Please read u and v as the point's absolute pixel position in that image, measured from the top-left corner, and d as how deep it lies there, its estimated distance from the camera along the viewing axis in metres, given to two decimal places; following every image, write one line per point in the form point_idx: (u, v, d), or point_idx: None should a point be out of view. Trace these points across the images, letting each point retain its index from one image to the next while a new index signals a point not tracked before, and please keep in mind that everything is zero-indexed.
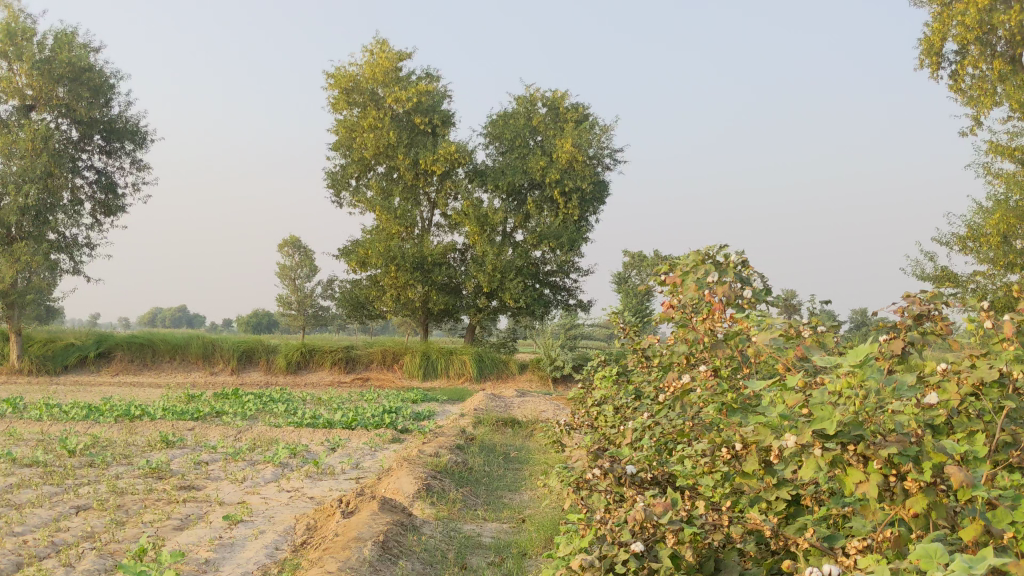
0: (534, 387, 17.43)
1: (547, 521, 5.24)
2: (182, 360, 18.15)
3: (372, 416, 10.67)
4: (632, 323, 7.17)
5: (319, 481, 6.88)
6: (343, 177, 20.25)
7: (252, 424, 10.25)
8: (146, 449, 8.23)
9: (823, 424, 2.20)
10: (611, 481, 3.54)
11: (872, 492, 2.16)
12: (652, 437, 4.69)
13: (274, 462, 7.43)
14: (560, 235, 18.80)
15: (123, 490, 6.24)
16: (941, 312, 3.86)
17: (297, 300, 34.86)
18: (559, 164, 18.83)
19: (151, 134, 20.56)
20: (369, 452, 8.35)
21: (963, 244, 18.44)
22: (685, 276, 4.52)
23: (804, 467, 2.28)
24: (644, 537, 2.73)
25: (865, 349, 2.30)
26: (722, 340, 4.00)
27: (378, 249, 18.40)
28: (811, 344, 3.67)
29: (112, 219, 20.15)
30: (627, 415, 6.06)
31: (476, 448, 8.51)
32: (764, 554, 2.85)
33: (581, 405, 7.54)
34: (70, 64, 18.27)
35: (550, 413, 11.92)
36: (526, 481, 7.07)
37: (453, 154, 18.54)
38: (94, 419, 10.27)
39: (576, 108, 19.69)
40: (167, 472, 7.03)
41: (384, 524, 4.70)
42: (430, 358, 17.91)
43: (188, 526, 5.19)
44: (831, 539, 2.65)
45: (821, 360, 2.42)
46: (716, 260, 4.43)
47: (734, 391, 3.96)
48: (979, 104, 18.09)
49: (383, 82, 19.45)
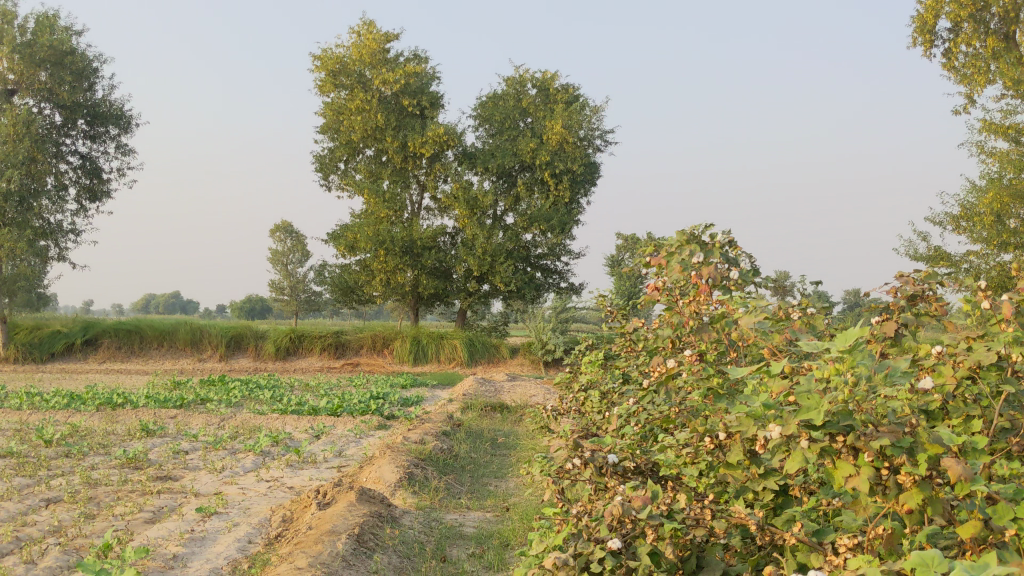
0: (525, 371, 17.36)
1: (530, 510, 5.09)
2: (171, 346, 17.96)
3: (359, 401, 10.51)
4: (619, 306, 7.02)
5: (300, 469, 6.72)
6: (331, 160, 20.04)
7: (237, 412, 10.08)
8: (125, 438, 8.06)
9: (809, 414, 2.02)
10: (593, 471, 3.37)
11: (862, 487, 2.00)
12: (636, 424, 4.52)
13: (254, 451, 7.26)
14: (550, 218, 18.62)
15: (96, 482, 6.07)
16: (935, 292, 3.70)
17: (289, 286, 34.71)
18: (549, 146, 18.62)
19: (136, 118, 20.32)
20: (353, 440, 8.20)
21: (957, 223, 18.33)
22: (671, 258, 4.35)
23: (789, 460, 2.11)
24: (622, 534, 2.55)
25: (854, 333, 2.11)
26: (707, 324, 3.83)
27: (366, 233, 18.21)
28: (800, 327, 3.50)
29: (97, 204, 19.94)
30: (613, 400, 5.91)
31: (462, 434, 8.35)
32: (750, 550, 2.67)
33: (568, 390, 7.38)
34: (52, 48, 18.02)
35: (539, 397, 11.77)
36: (512, 468, 6.92)
37: (442, 137, 18.32)
38: (74, 407, 10.09)
39: (566, 88, 19.50)
40: (144, 462, 6.86)
41: (359, 516, 4.53)
42: (420, 343, 17.73)
43: (159, 518, 5.03)
44: (820, 534, 2.49)
45: (808, 344, 2.23)
46: (702, 240, 4.24)
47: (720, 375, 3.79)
48: (973, 82, 17.93)
49: (370, 63, 19.22)
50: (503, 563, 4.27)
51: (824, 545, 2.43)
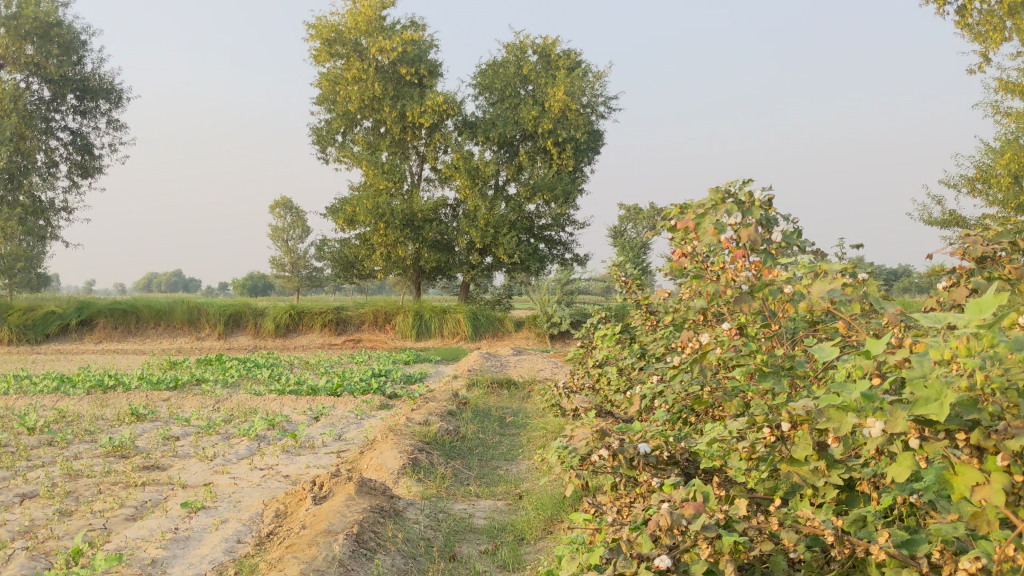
0: (530, 344, 16.97)
1: (546, 499, 4.67)
2: (168, 326, 17.52)
3: (358, 380, 10.06)
4: (635, 276, 6.51)
5: (297, 456, 6.29)
6: (329, 132, 19.55)
7: (233, 392, 9.65)
8: (114, 423, 7.63)
9: (929, 408, 1.56)
10: (622, 463, 3.04)
11: (995, 499, 1.56)
12: (664, 405, 4.12)
13: (249, 436, 6.84)
14: (554, 187, 18.13)
15: (78, 474, 5.65)
16: (1009, 253, 3.25)
17: (290, 262, 34.26)
18: (552, 114, 18.08)
19: (126, 93, 19.81)
20: (354, 422, 7.77)
21: (971, 186, 17.86)
22: (699, 219, 3.83)
23: (894, 464, 1.69)
24: (670, 549, 2.15)
25: (989, 302, 1.65)
26: (748, 294, 3.44)
27: (365, 206, 17.71)
28: (859, 296, 3.04)
29: (89, 180, 19.47)
30: (633, 377, 5.51)
31: (469, 413, 7.91)
32: (821, 562, 2.25)
33: (582, 365, 6.94)
34: (37, 20, 17.49)
35: (547, 372, 11.39)
36: (523, 450, 6.50)
37: (442, 106, 17.78)
38: (63, 391, 9.67)
39: (568, 54, 18.88)
40: (131, 451, 6.44)
41: (358, 512, 4.09)
42: (423, 318, 17.29)
43: (141, 516, 4.60)
44: (911, 545, 2.08)
45: (916, 319, 1.77)
46: (737, 199, 3.72)
47: (763, 350, 3.38)
48: (988, 40, 17.40)
49: (366, 31, 18.65)
50: (518, 561, 3.85)
51: (918, 560, 2.01)
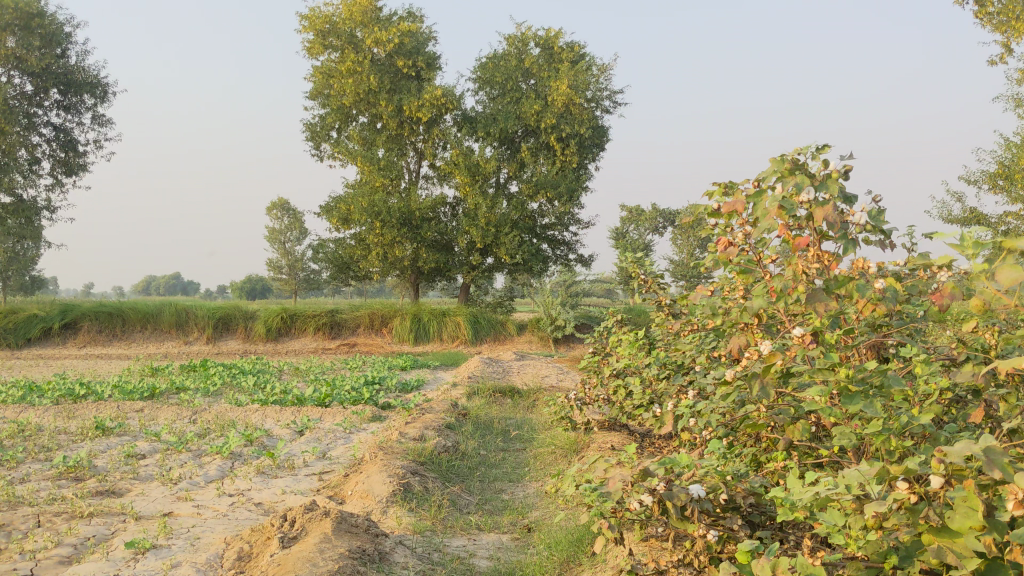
0: (533, 348, 16.17)
1: (561, 537, 3.95)
2: (155, 330, 16.73)
3: (350, 389, 9.28)
4: (655, 273, 5.38)
5: (272, 479, 5.54)
6: (323, 127, 18.80)
7: (212, 402, 8.89)
8: (76, 439, 6.86)
9: None
10: (670, 511, 2.36)
11: None
12: (703, 428, 3.42)
13: (222, 454, 6.09)
14: (557, 184, 17.36)
15: (19, 501, 4.88)
16: None
17: (288, 264, 33.29)
18: (554, 108, 17.32)
19: (112, 86, 19.09)
20: (342, 437, 7.03)
21: (993, 182, 17.15)
22: (755, 198, 3.06)
23: None
24: None
25: None
26: (824, 290, 2.77)
27: (361, 204, 16.93)
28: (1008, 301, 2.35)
29: (73, 177, 18.71)
30: (662, 390, 4.80)
31: (469, 427, 7.13)
32: None
33: (595, 374, 6.15)
34: (19, 10, 16.83)
35: (554, 379, 10.65)
36: (530, 469, 5.76)
37: (440, 100, 17.08)
38: (29, 401, 8.89)
39: (571, 47, 18.10)
40: (87, 471, 5.69)
41: (333, 561, 3.33)
42: (421, 321, 16.49)
43: (79, 558, 3.85)
44: None
45: None
46: (804, 170, 2.95)
47: (846, 364, 2.63)
48: (1010, 30, 16.66)
49: (362, 23, 17.84)
50: None
51: None
